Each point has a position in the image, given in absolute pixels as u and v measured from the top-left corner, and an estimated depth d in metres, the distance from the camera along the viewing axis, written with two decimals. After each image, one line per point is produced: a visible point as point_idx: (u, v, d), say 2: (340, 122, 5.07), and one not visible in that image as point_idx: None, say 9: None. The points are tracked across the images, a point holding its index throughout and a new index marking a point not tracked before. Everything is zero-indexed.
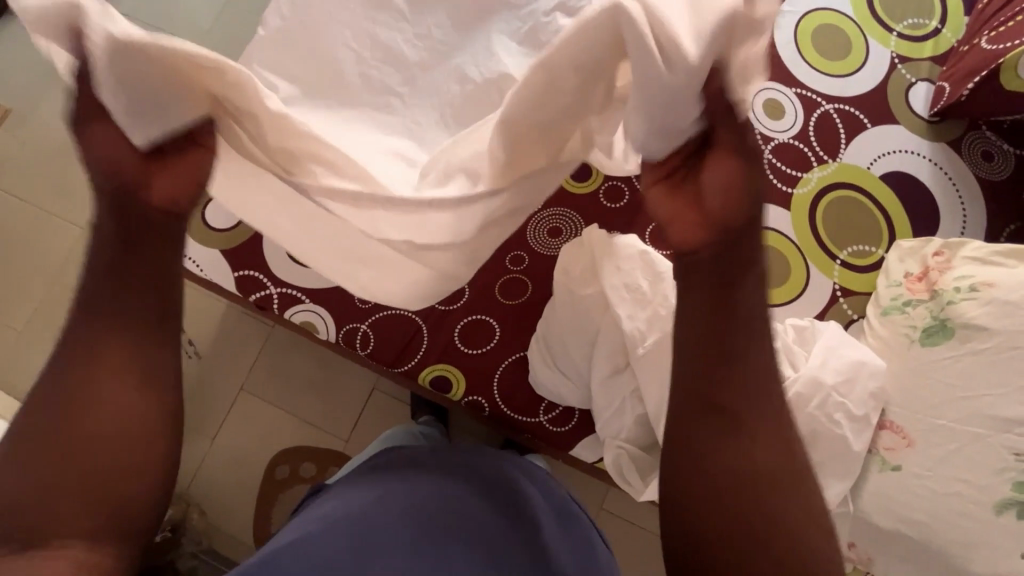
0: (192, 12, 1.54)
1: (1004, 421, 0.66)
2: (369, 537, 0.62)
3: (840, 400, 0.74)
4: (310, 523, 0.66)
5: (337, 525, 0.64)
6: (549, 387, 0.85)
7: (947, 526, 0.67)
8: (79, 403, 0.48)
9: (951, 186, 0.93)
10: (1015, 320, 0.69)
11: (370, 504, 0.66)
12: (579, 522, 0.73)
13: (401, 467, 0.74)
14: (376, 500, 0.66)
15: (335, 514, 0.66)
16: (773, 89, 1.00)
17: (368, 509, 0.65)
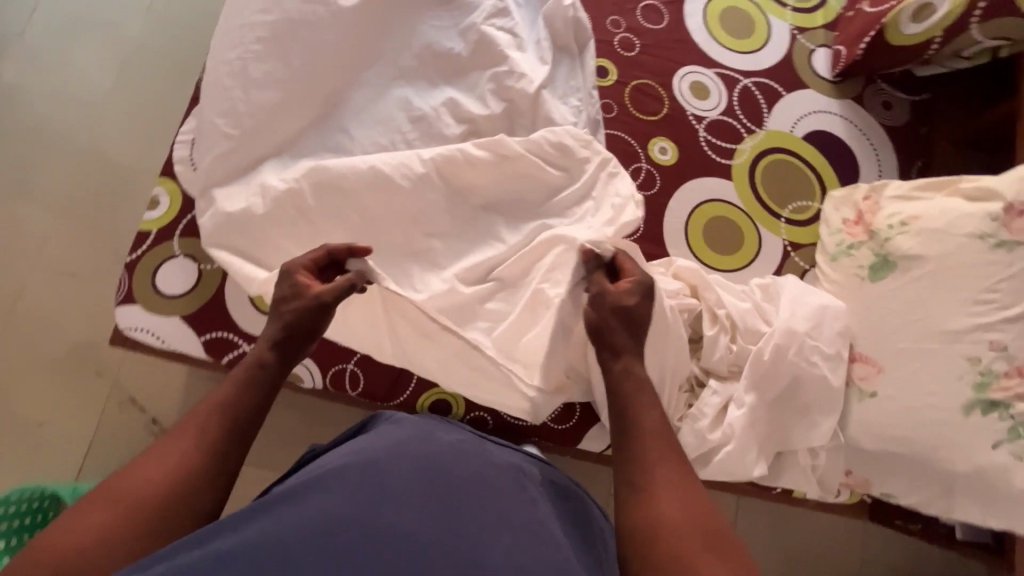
0: (90, 74, 1.44)
1: (954, 333, 0.74)
2: (379, 490, 0.59)
3: (813, 343, 0.82)
4: (315, 471, 0.62)
5: (345, 473, 0.61)
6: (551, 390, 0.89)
7: (928, 437, 0.74)
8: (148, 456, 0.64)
9: (863, 136, 1.04)
10: (943, 244, 0.78)
11: (382, 456, 0.64)
12: (579, 503, 0.72)
13: (418, 423, 0.72)
14: (388, 454, 0.64)
15: (343, 465, 0.62)
16: (695, 72, 1.07)
17: (380, 462, 0.63)
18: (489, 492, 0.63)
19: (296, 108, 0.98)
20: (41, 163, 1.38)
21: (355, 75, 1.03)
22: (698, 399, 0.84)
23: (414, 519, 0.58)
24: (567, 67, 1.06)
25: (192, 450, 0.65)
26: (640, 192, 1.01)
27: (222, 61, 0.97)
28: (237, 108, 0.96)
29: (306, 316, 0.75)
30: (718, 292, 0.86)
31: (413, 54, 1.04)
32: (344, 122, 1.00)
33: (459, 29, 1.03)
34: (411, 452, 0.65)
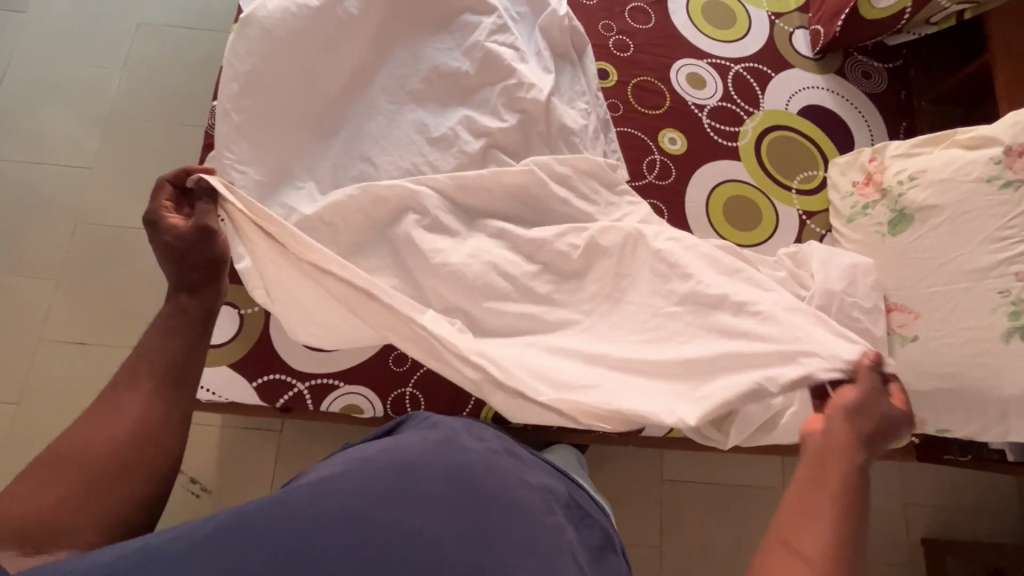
0: (71, 137, 1.41)
1: (981, 270, 0.80)
2: (410, 492, 0.58)
3: (852, 300, 0.87)
4: (348, 463, 0.61)
5: (377, 472, 0.59)
6: None
7: (975, 368, 0.79)
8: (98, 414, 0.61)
9: (851, 105, 1.12)
10: (955, 191, 0.84)
11: (417, 459, 0.62)
12: (595, 524, 0.72)
13: (454, 427, 0.72)
14: (423, 458, 0.62)
15: (379, 461, 0.61)
16: (689, 65, 1.13)
17: (415, 464, 0.61)
18: (519, 511, 0.61)
19: (325, 150, 1.01)
20: (33, 234, 1.33)
21: (367, 102, 1.04)
22: None
23: (440, 529, 0.56)
24: (570, 73, 1.10)
25: (139, 424, 0.61)
26: (658, 182, 1.06)
27: (234, 103, 0.96)
28: (262, 151, 0.97)
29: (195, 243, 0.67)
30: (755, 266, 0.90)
31: (422, 76, 1.05)
32: (365, 150, 1.01)
33: (463, 49, 1.06)
34: (446, 459, 0.63)
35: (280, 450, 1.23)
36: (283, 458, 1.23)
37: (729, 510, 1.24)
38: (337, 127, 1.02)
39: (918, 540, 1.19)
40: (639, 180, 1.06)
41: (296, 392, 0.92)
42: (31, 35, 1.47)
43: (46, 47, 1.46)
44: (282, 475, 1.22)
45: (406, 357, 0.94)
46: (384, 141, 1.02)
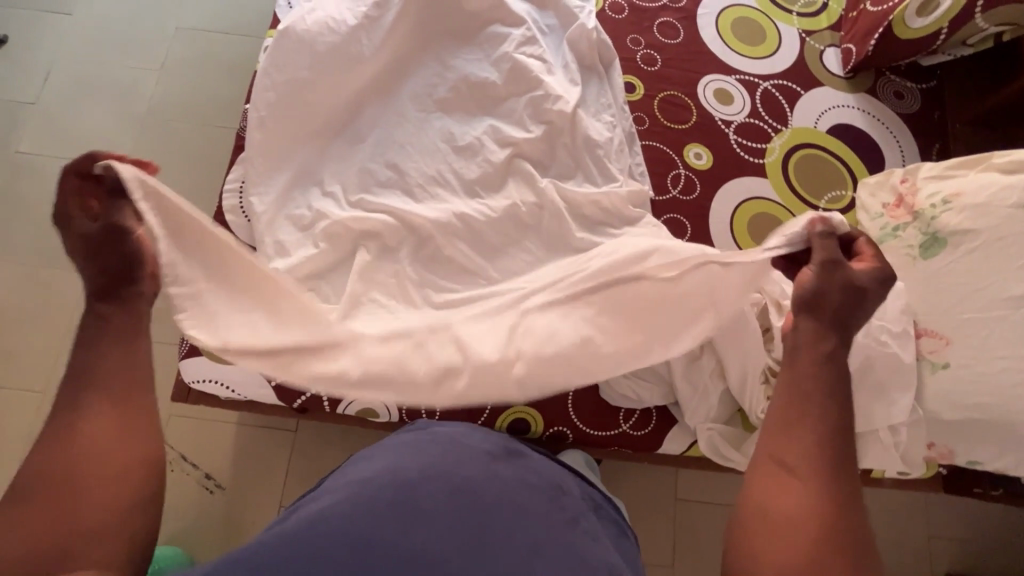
0: (106, 135, 1.45)
1: (1017, 298, 0.78)
2: (410, 513, 0.60)
3: (881, 323, 0.85)
4: (349, 488, 0.64)
5: (377, 494, 0.62)
6: (629, 394, 0.91)
7: (1009, 400, 0.77)
8: (73, 429, 0.57)
9: (882, 125, 1.10)
10: (991, 217, 0.82)
11: (416, 477, 0.64)
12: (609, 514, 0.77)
13: (449, 434, 0.74)
14: (421, 475, 0.64)
15: (377, 483, 0.63)
16: (717, 80, 1.13)
17: (413, 484, 0.63)
18: (522, 518, 0.63)
19: (352, 154, 1.02)
20: None
21: (395, 110, 1.05)
22: (777, 389, 0.86)
23: (443, 544, 0.58)
24: (597, 85, 1.10)
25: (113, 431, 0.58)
26: (682, 197, 1.05)
27: (267, 109, 0.99)
28: (293, 155, 1.00)
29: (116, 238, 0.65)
30: (782, 284, 0.87)
31: (449, 86, 1.06)
32: (391, 156, 1.02)
33: (492, 60, 1.07)
34: (444, 475, 0.65)
35: (293, 450, 1.24)
36: (296, 459, 1.23)
37: None
38: (365, 135, 1.04)
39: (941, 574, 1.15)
40: (664, 194, 1.05)
41: (313, 394, 0.92)
42: (74, 36, 1.52)
43: (88, 48, 1.52)
44: (295, 476, 1.23)
45: None
46: (409, 149, 1.03)
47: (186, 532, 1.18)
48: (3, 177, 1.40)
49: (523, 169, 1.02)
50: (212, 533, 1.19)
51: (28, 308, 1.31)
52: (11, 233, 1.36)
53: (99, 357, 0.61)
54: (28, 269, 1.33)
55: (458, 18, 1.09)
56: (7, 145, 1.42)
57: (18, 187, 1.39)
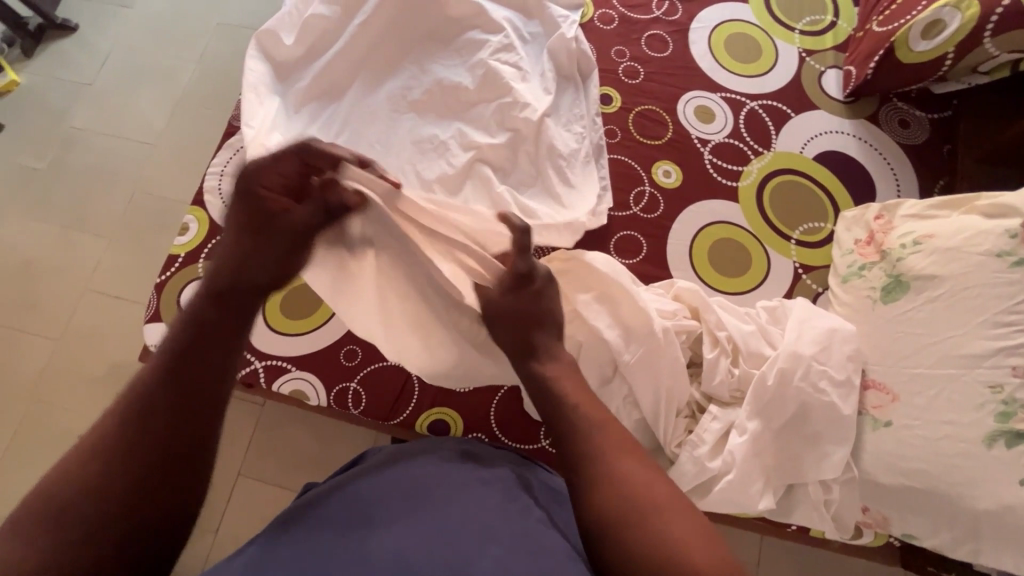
0: (145, 116, 1.60)
1: (973, 357, 0.68)
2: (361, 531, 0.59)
3: (821, 368, 0.78)
4: (297, 521, 0.62)
5: (323, 523, 0.60)
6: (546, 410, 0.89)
7: (949, 472, 0.67)
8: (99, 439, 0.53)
9: (879, 155, 1.01)
10: (960, 263, 0.73)
11: (362, 500, 0.63)
12: None
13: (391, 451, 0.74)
14: (369, 496, 0.63)
15: (321, 515, 0.62)
16: (700, 97, 1.08)
17: (361, 507, 0.62)
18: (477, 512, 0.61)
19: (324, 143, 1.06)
20: (98, 197, 1.53)
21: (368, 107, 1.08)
22: (698, 424, 0.80)
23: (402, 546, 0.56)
24: (571, 95, 1.09)
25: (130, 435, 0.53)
26: (642, 215, 1.01)
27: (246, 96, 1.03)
28: None
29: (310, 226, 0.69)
30: (718, 314, 0.83)
31: (423, 88, 1.08)
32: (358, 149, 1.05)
33: (468, 65, 1.08)
34: (393, 490, 0.64)
35: (258, 423, 1.31)
36: (258, 432, 1.30)
37: None
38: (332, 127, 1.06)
39: None
40: (623, 210, 1.02)
41: (253, 369, 0.97)
42: (132, 27, 1.70)
43: (142, 38, 1.69)
44: (255, 448, 1.29)
45: (356, 353, 0.97)
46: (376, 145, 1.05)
47: None
48: (56, 148, 1.58)
49: (479, 172, 1.02)
50: None
51: (57, 264, 1.47)
52: (55, 197, 1.53)
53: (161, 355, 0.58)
54: (63, 230, 1.50)
55: (443, 25, 1.12)
56: (64, 120, 1.61)
57: (67, 157, 1.57)
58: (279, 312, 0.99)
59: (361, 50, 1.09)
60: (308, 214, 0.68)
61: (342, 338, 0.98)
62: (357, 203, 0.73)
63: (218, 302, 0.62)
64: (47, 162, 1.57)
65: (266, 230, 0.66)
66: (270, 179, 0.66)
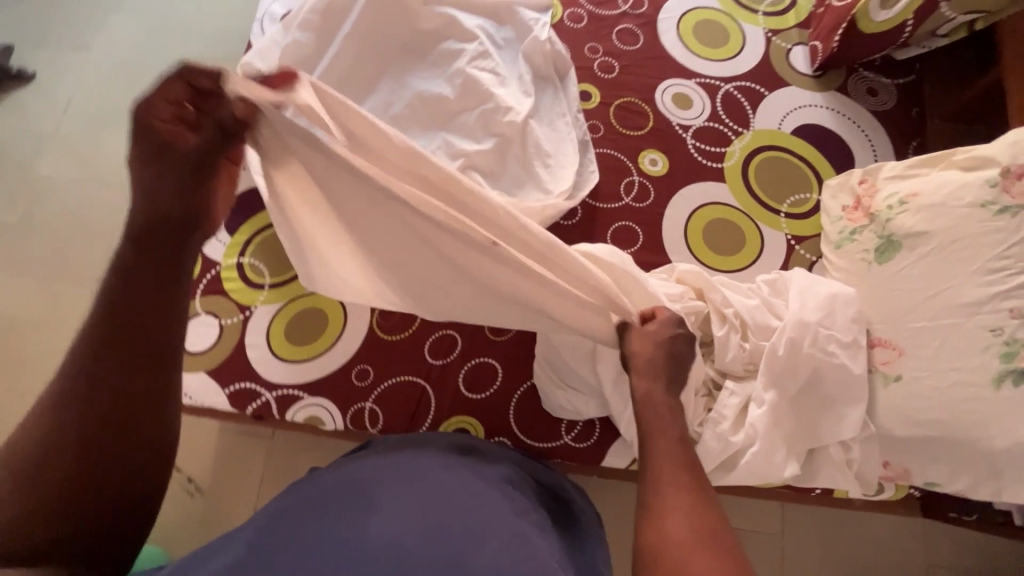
0: (116, 159, 1.57)
1: (970, 305, 0.71)
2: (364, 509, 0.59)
3: (828, 333, 0.80)
4: (302, 499, 0.63)
5: (327, 503, 0.61)
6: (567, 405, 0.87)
7: (962, 416, 0.70)
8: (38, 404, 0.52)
9: (852, 124, 1.05)
10: (946, 217, 0.76)
11: (369, 478, 0.64)
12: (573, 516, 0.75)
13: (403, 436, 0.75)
14: (376, 475, 0.64)
15: (325, 496, 0.62)
16: (676, 85, 1.10)
17: (368, 485, 0.63)
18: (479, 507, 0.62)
19: None
20: (76, 246, 1.49)
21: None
22: (717, 402, 0.82)
23: (401, 531, 0.57)
24: (551, 95, 1.10)
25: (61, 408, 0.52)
26: (635, 205, 1.03)
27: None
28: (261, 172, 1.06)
29: (217, 153, 0.58)
30: (722, 292, 0.85)
31: (403, 103, 1.09)
32: None
33: (446, 76, 1.09)
34: (400, 471, 0.65)
35: (269, 455, 1.29)
36: (271, 464, 1.28)
37: None
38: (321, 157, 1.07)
39: None
40: (616, 202, 1.04)
41: (264, 401, 0.96)
42: (92, 70, 1.66)
43: (103, 81, 1.65)
44: (268, 480, 1.27)
45: (368, 371, 0.96)
46: None
47: (165, 533, 1.24)
48: (26, 200, 1.54)
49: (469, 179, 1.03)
50: (190, 535, 1.24)
51: (41, 319, 1.43)
52: (31, 251, 1.49)
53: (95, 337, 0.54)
54: (44, 284, 1.46)
55: (416, 37, 1.12)
56: (31, 171, 1.56)
57: (39, 208, 1.53)
58: (284, 339, 0.98)
59: (336, 69, 1.09)
60: (201, 140, 0.57)
61: (352, 358, 0.97)
62: (249, 113, 0.57)
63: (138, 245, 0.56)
64: (18, 216, 1.52)
65: (160, 160, 0.56)
66: (160, 110, 0.55)
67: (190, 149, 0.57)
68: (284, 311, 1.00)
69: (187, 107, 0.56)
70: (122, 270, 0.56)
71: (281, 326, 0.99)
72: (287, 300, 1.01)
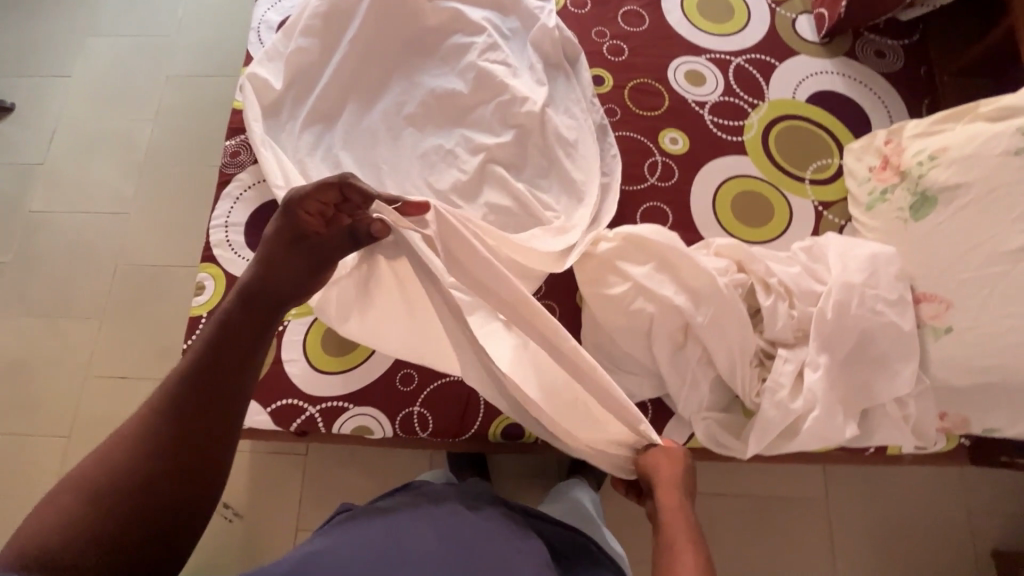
0: (110, 186, 1.52)
1: (1015, 251, 0.73)
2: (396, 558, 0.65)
3: (874, 293, 0.81)
4: (337, 543, 0.68)
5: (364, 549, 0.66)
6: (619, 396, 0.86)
7: (1018, 360, 0.71)
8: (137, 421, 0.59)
9: (865, 87, 1.06)
10: (980, 168, 0.78)
11: (401, 529, 0.70)
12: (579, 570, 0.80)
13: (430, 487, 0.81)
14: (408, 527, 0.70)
15: (360, 542, 0.68)
16: (688, 63, 1.11)
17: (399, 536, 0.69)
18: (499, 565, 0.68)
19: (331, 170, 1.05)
20: (79, 278, 1.44)
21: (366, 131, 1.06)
22: (771, 371, 0.83)
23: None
24: (564, 83, 1.10)
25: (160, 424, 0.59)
26: (661, 185, 1.03)
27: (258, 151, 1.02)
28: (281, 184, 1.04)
29: (340, 250, 0.73)
30: (765, 263, 0.86)
31: (418, 98, 1.07)
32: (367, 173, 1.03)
33: (457, 70, 1.07)
34: (431, 525, 0.71)
35: (306, 472, 1.26)
36: (309, 481, 1.26)
37: (769, 523, 1.18)
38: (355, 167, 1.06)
39: (986, 551, 1.15)
40: (642, 183, 1.04)
41: (309, 415, 0.94)
42: (74, 96, 1.60)
43: (87, 106, 1.59)
44: (309, 496, 1.25)
45: (412, 376, 0.95)
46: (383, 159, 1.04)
47: (210, 560, 1.22)
48: (20, 236, 1.48)
49: (492, 172, 1.02)
50: (235, 560, 1.22)
51: (50, 358, 1.37)
52: (31, 288, 1.43)
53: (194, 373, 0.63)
54: (49, 321, 1.40)
55: (422, 35, 1.10)
56: (21, 206, 1.51)
57: (35, 244, 1.47)
58: (322, 350, 0.96)
59: (345, 73, 1.07)
60: (337, 238, 0.73)
61: (394, 364, 0.95)
62: (381, 232, 0.73)
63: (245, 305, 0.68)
64: (13, 253, 1.46)
65: (296, 245, 0.72)
66: (310, 205, 0.70)
67: (326, 243, 0.72)
68: (320, 321, 0.99)
69: (332, 207, 0.71)
70: (223, 325, 0.66)
71: (318, 337, 0.97)
72: (321, 311, 0.99)
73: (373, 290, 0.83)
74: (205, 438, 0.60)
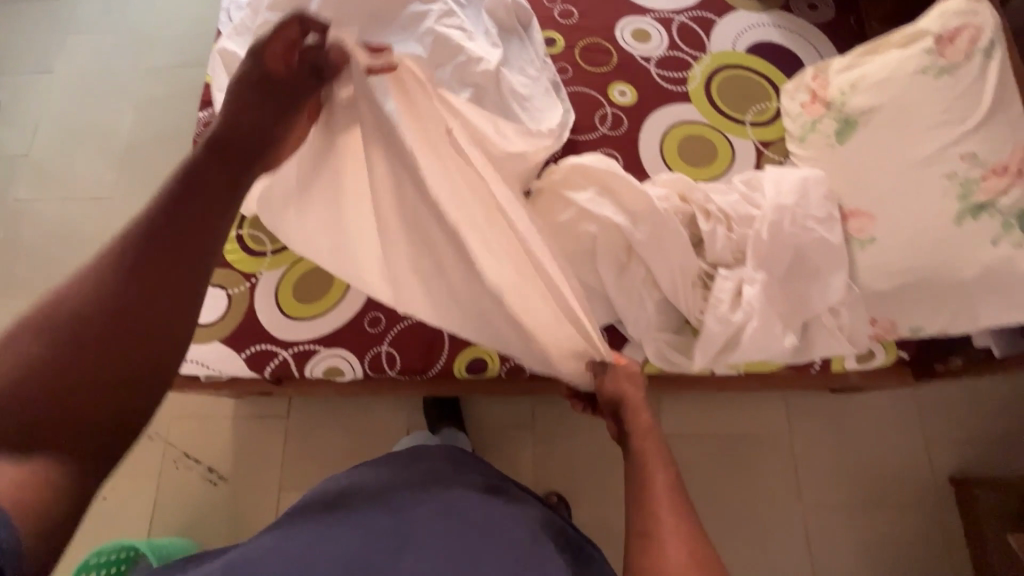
0: (92, 173, 1.57)
1: (926, 159, 0.79)
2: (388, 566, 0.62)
3: (805, 211, 0.87)
4: (325, 543, 0.65)
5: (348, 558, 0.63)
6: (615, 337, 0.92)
7: (934, 258, 0.77)
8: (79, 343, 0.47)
9: (799, 37, 1.13)
10: (893, 89, 0.84)
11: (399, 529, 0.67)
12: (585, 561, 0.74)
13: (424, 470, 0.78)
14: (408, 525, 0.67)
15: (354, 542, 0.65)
16: (634, 22, 1.17)
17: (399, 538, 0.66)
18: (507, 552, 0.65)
19: None
20: (65, 262, 1.48)
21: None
22: (713, 289, 0.88)
23: None
24: (518, 44, 1.16)
25: (122, 351, 0.48)
26: (611, 133, 1.09)
27: (226, 116, 1.10)
28: None
29: (308, 92, 0.64)
30: (704, 192, 0.92)
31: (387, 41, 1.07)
32: None
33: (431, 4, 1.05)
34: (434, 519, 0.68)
35: (287, 435, 1.29)
36: (290, 442, 1.29)
37: (736, 461, 1.22)
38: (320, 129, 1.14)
39: (945, 478, 1.19)
40: (594, 133, 1.10)
41: (282, 360, 0.99)
42: (56, 91, 1.66)
43: (69, 99, 1.65)
44: (290, 457, 1.28)
45: (380, 318, 0.99)
46: None
47: (196, 523, 1.25)
48: (7, 223, 1.53)
49: None
50: (219, 521, 1.25)
51: None
52: (18, 272, 1.48)
53: (150, 287, 0.50)
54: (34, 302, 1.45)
55: None
56: (7, 194, 1.56)
57: (20, 230, 1.52)
58: (294, 298, 1.01)
59: None
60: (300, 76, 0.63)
61: (362, 308, 1.00)
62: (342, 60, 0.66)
63: (215, 160, 0.56)
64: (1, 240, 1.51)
65: (263, 85, 0.60)
66: (276, 44, 0.61)
67: (293, 85, 0.63)
68: (290, 272, 1.03)
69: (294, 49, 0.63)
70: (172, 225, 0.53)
71: (289, 286, 1.01)
72: (292, 263, 1.03)
73: (350, 199, 0.76)
74: (153, 348, 0.49)
